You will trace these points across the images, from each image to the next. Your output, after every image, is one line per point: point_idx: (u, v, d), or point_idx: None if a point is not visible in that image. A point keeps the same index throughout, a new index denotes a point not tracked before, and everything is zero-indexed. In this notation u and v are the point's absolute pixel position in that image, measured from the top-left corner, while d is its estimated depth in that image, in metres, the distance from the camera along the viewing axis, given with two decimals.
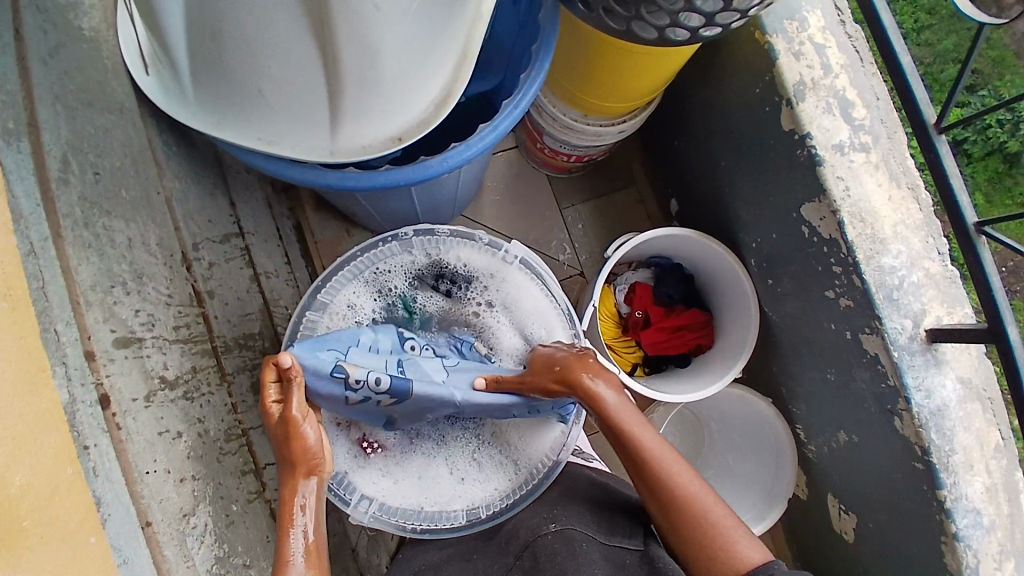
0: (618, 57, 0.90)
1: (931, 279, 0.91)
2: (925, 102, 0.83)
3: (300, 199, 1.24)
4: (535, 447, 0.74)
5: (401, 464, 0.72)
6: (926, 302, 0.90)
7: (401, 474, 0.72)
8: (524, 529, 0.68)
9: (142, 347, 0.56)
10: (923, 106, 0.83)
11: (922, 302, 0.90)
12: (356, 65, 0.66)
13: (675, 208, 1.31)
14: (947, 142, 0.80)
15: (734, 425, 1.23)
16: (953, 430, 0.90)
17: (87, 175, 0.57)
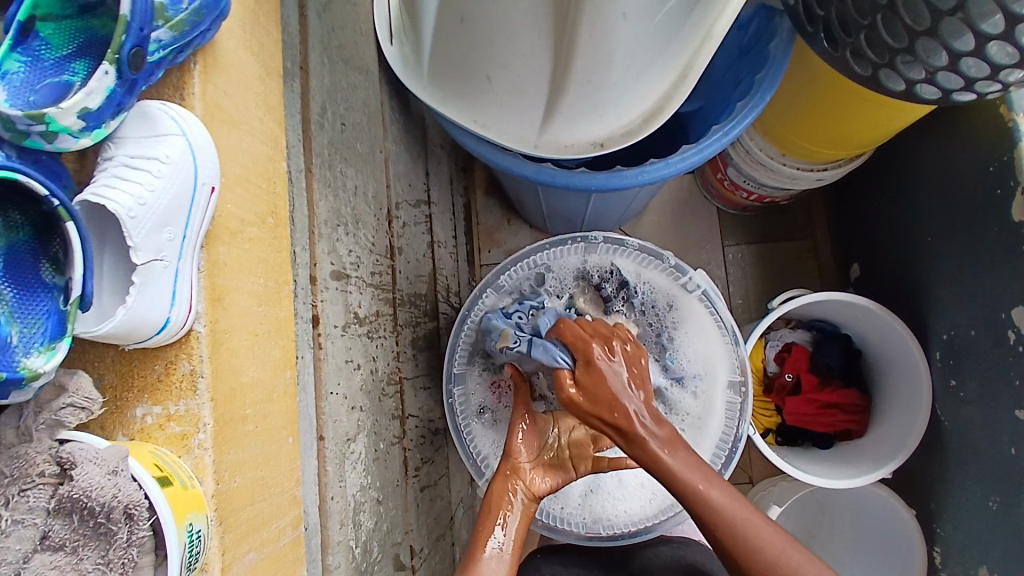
0: (844, 100, 0.85)
1: None
2: None
3: (475, 181, 1.31)
4: None
5: None
6: None
7: None
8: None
9: (347, 283, 0.63)
10: None
11: None
12: (584, 68, 0.69)
13: (854, 272, 1.21)
14: None
15: (861, 524, 1.12)
16: None
17: (337, 124, 0.63)
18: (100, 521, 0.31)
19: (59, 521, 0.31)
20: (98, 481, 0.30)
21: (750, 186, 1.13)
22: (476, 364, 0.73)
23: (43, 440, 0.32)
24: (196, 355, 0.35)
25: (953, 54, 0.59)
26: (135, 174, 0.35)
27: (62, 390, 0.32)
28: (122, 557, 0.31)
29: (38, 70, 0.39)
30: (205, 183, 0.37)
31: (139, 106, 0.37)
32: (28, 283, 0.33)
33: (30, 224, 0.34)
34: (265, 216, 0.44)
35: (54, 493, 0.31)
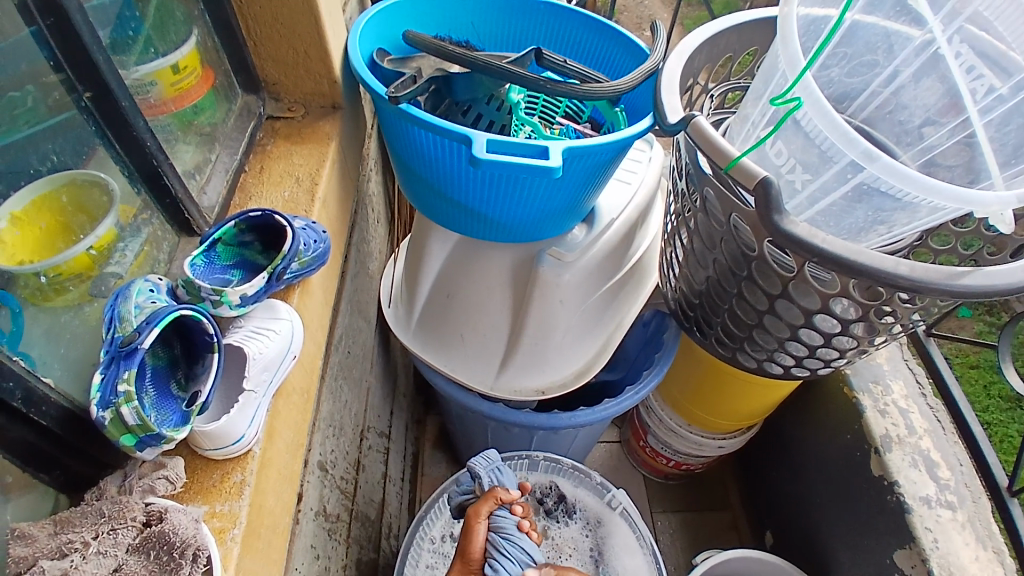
0: (726, 380, 1.09)
1: None
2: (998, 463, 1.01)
3: (427, 434, 1.45)
4: None
5: None
6: None
7: None
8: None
9: (325, 476, 0.74)
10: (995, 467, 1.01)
11: None
12: (532, 334, 0.94)
13: (768, 539, 1.33)
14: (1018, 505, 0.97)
15: None
16: None
17: (345, 350, 0.83)
18: (175, 558, 0.40)
19: (133, 557, 0.40)
20: (184, 523, 0.41)
21: (668, 453, 1.33)
22: (424, 569, 0.79)
23: (138, 496, 0.42)
24: (249, 469, 0.48)
25: (780, 340, 0.86)
26: (260, 335, 0.52)
27: (161, 466, 0.44)
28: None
29: (212, 269, 0.57)
30: (292, 353, 0.54)
31: (267, 302, 0.56)
32: (164, 389, 0.46)
33: (169, 357, 0.48)
34: (304, 392, 0.60)
35: (138, 533, 0.41)
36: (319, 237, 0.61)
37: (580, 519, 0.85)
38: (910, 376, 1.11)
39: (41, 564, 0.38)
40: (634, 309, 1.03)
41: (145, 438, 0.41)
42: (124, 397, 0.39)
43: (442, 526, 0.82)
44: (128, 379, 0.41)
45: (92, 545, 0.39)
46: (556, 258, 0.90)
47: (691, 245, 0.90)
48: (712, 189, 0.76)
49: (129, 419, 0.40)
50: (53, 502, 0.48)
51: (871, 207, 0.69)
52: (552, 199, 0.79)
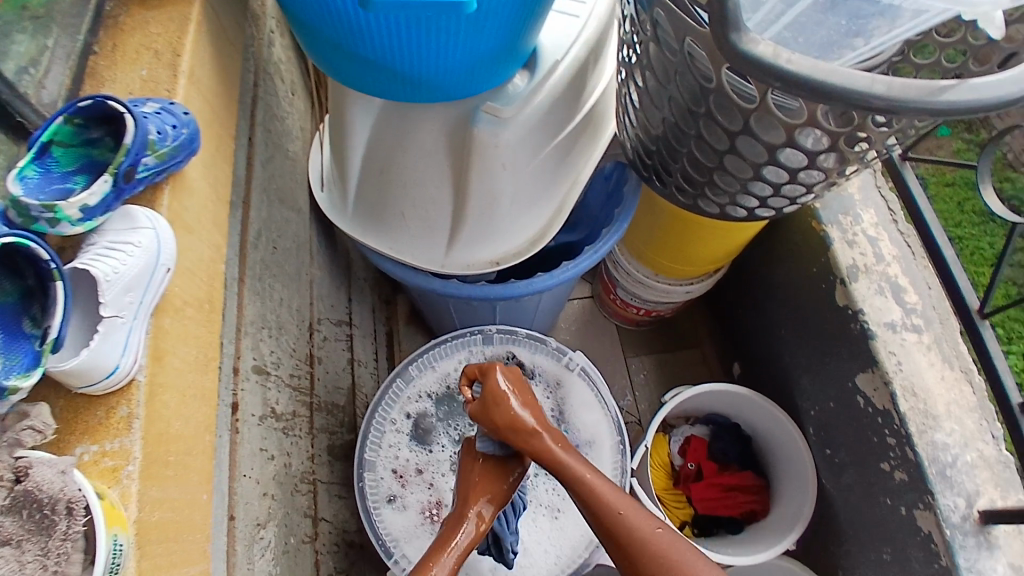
0: (691, 229, 1.04)
1: (986, 462, 0.89)
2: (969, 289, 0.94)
3: (399, 312, 1.43)
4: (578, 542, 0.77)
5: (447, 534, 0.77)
6: (980, 484, 0.88)
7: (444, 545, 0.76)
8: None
9: (267, 379, 0.70)
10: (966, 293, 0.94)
11: (976, 485, 0.88)
12: (477, 203, 0.86)
13: (737, 370, 1.36)
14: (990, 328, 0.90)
15: None
16: None
17: (268, 244, 0.76)
18: (46, 513, 0.38)
19: (8, 517, 0.39)
20: (50, 477, 0.39)
21: (637, 302, 1.31)
22: (387, 451, 0.78)
23: (4, 453, 0.40)
24: (135, 401, 0.44)
25: (742, 182, 0.78)
26: (114, 252, 0.45)
27: (24, 416, 0.41)
28: (60, 547, 0.38)
29: (49, 178, 0.48)
30: (164, 265, 0.47)
31: (123, 209, 0.48)
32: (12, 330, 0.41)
33: (19, 292, 0.43)
34: (203, 300, 0.54)
35: (9, 494, 0.39)
36: (179, 123, 0.51)
37: (542, 384, 0.83)
38: (882, 204, 1.06)
39: None
40: (591, 164, 0.94)
41: None
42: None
43: (402, 409, 0.80)
44: None
45: None
46: (492, 117, 0.80)
47: (644, 84, 0.79)
48: (664, 10, 0.65)
49: None
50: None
51: (843, 13, 0.59)
52: (473, 44, 0.67)
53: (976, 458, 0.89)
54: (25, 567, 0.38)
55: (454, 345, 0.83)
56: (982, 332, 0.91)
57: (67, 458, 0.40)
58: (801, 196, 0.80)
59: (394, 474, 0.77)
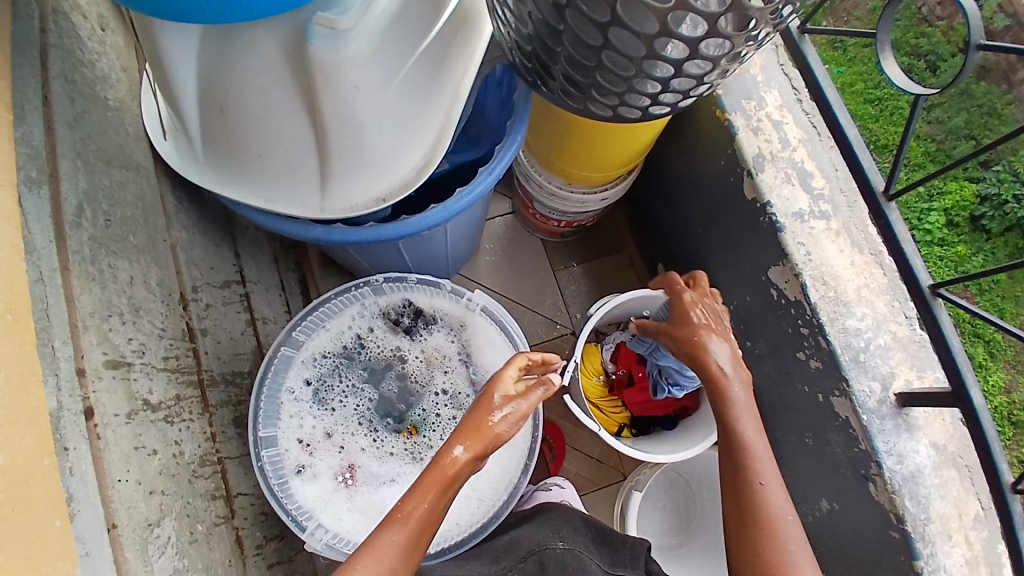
0: (594, 134, 0.98)
1: (899, 342, 0.94)
2: (874, 171, 0.94)
3: (306, 254, 1.33)
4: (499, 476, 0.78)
5: None
6: (894, 365, 0.92)
7: None
8: (528, 539, 0.71)
9: (132, 371, 0.63)
10: (872, 174, 0.93)
11: (891, 366, 0.93)
12: (341, 135, 0.77)
13: (660, 271, 1.36)
14: (895, 210, 0.90)
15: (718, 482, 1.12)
16: (925, 497, 0.88)
17: (99, 220, 0.66)
18: None
19: None
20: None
21: (556, 216, 1.27)
22: (286, 422, 0.74)
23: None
24: None
25: (629, 80, 0.72)
26: None
27: None
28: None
29: None
30: None
31: None
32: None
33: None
34: (3, 313, 0.47)
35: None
36: None
37: (444, 327, 0.80)
38: (785, 83, 1.03)
39: None
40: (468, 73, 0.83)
41: None
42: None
43: (295, 376, 0.76)
44: None
45: None
46: (329, 29, 0.70)
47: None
48: None
49: None
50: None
51: None
52: None
53: (891, 339, 0.94)
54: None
55: (341, 301, 0.78)
56: (887, 214, 0.91)
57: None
58: (695, 88, 0.74)
59: (301, 445, 0.74)
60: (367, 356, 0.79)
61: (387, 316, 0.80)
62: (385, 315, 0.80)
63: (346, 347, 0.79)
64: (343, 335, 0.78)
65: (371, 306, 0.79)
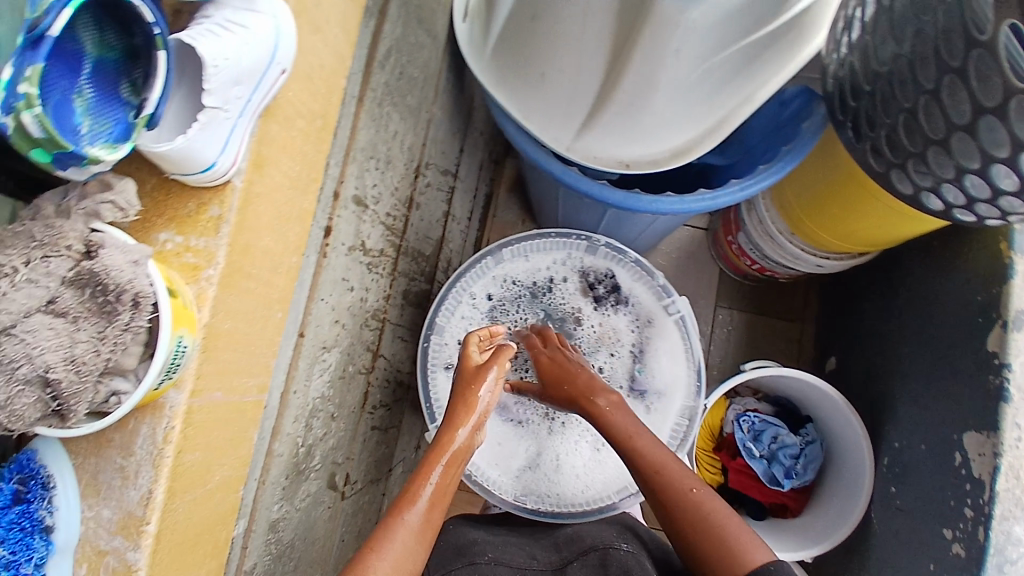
0: (861, 199, 0.89)
1: None
2: None
3: (501, 174, 1.36)
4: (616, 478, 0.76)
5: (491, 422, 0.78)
6: None
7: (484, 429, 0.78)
8: (592, 538, 0.66)
9: (364, 212, 0.67)
10: None
11: None
12: (630, 91, 0.73)
13: (830, 366, 1.26)
14: None
15: None
16: None
17: (398, 69, 0.69)
18: (107, 300, 0.34)
19: (70, 292, 0.34)
20: (120, 264, 0.34)
21: (754, 254, 1.19)
22: (457, 320, 0.77)
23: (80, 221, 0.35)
24: (228, 204, 0.40)
25: (959, 169, 0.62)
26: (219, 30, 0.37)
27: (107, 188, 0.36)
28: (119, 338, 0.34)
29: None
30: (279, 63, 0.40)
31: None
32: (108, 90, 0.35)
33: (123, 46, 0.36)
34: (316, 116, 0.49)
35: (74, 267, 0.34)
36: None
37: (634, 315, 0.79)
38: None
39: None
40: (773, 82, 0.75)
41: (61, 157, 0.32)
42: (21, 101, 0.30)
43: (485, 286, 0.78)
44: (35, 78, 0.31)
45: (21, 273, 0.32)
46: None
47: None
48: None
49: (34, 132, 0.31)
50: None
51: None
52: None
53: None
54: (76, 347, 0.33)
55: (556, 243, 0.78)
56: None
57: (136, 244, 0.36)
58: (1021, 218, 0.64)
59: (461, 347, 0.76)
60: (552, 303, 0.79)
61: (587, 277, 0.79)
62: (585, 275, 0.80)
63: (539, 284, 0.79)
64: (541, 273, 0.79)
65: (579, 261, 0.79)
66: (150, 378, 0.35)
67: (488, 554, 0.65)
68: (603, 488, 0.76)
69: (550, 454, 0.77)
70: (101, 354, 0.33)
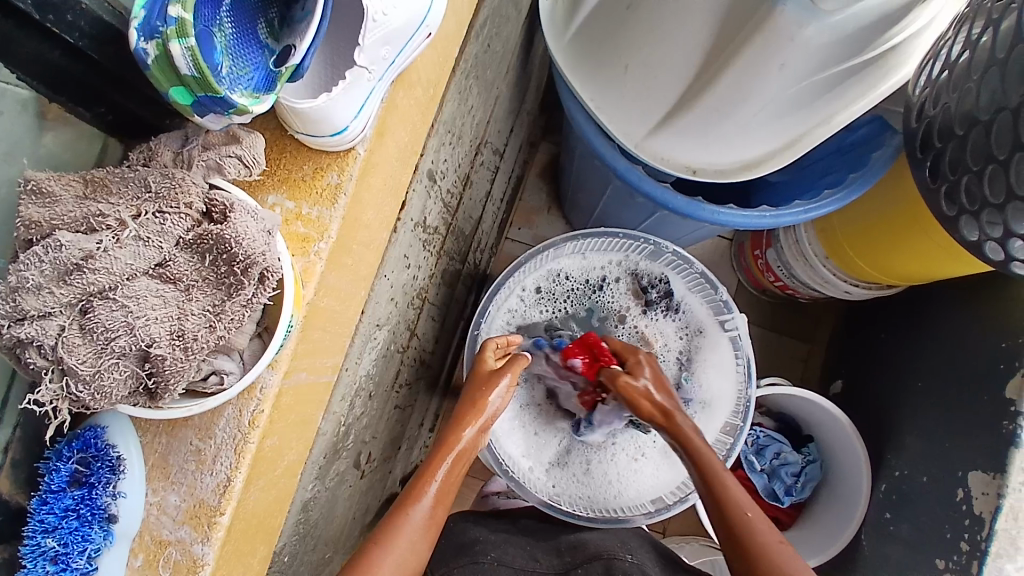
0: (914, 231, 0.88)
1: None
2: None
3: (534, 159, 1.33)
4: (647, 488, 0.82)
5: (535, 421, 0.84)
6: None
7: (527, 427, 0.84)
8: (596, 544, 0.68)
9: (433, 187, 0.64)
10: None
11: None
12: (719, 99, 0.70)
13: (835, 389, 1.26)
14: None
15: None
16: None
17: (486, 40, 0.65)
18: (230, 271, 0.31)
19: (183, 255, 0.32)
20: (254, 235, 0.32)
21: (781, 272, 1.18)
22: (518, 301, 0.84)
23: (199, 174, 0.33)
24: (348, 172, 0.37)
25: None
26: None
27: (233, 141, 0.34)
28: (237, 315, 0.32)
29: None
30: (427, 27, 0.36)
31: None
32: (248, 29, 0.32)
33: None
34: (430, 84, 0.45)
35: (192, 228, 0.32)
36: None
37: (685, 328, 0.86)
38: None
39: (61, 236, 0.30)
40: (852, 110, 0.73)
41: (205, 100, 0.30)
42: (174, 28, 0.28)
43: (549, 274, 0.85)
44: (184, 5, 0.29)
45: (132, 228, 0.31)
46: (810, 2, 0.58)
47: (994, 43, 0.61)
48: None
49: (181, 66, 0.29)
50: (103, 144, 0.44)
51: None
52: None
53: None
54: (187, 319, 0.31)
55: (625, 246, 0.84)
56: None
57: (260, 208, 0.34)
58: None
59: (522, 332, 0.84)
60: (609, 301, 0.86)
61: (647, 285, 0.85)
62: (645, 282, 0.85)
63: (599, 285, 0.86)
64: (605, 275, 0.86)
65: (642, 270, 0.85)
66: (266, 357, 0.34)
67: (489, 555, 0.67)
68: (633, 496, 0.82)
69: (585, 459, 0.84)
70: (215, 333, 0.32)
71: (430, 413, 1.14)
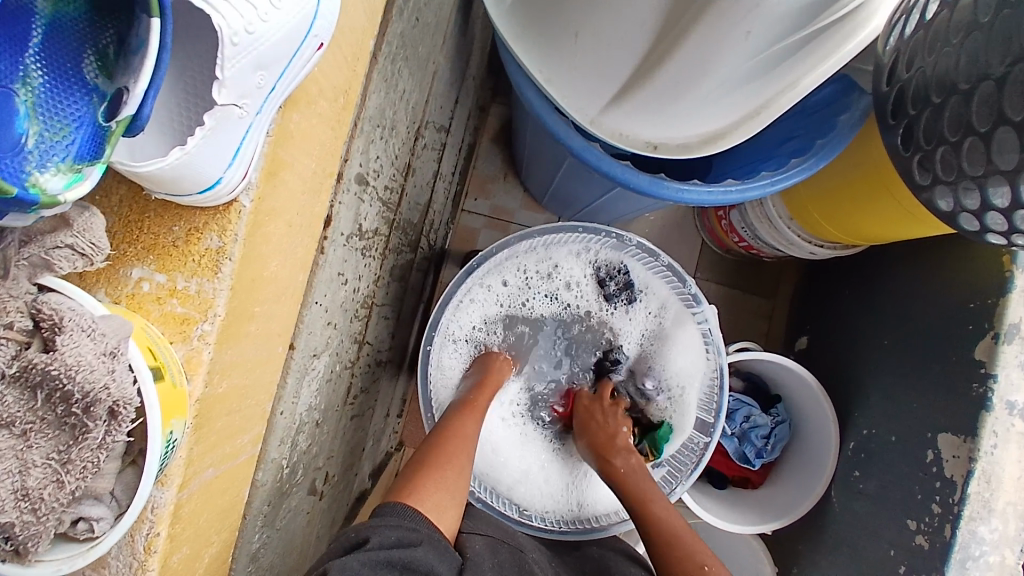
0: (881, 193, 0.83)
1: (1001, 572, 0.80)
2: None
3: (486, 123, 1.23)
4: (620, 493, 0.80)
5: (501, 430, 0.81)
6: None
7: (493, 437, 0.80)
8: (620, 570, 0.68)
9: (365, 191, 0.56)
10: None
11: None
12: (681, 67, 0.63)
13: (800, 344, 1.23)
14: None
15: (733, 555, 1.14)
16: None
17: (414, 14, 0.56)
18: (77, 409, 0.26)
19: (11, 392, 0.26)
20: (90, 361, 0.25)
21: (745, 233, 1.12)
22: (471, 299, 0.80)
23: (21, 275, 0.27)
24: (232, 234, 0.30)
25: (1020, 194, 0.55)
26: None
27: (64, 225, 0.28)
28: (87, 460, 0.26)
29: None
30: (317, 36, 0.30)
31: None
32: (67, 74, 0.28)
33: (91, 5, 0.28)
34: (339, 94, 0.37)
35: (19, 355, 0.26)
36: None
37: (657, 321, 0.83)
38: None
39: None
40: (819, 73, 0.66)
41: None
42: None
43: (503, 271, 0.80)
44: None
45: None
46: None
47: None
48: None
49: None
50: None
51: None
52: None
53: (995, 563, 0.80)
54: (29, 474, 0.26)
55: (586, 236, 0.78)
56: None
57: (102, 311, 0.27)
58: None
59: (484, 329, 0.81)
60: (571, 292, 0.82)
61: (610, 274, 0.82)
62: (607, 271, 0.82)
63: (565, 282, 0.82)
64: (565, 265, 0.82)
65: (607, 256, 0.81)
66: (140, 495, 0.27)
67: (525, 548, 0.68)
68: (604, 502, 0.80)
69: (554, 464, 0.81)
70: (67, 485, 0.26)
71: (395, 404, 1.09)
